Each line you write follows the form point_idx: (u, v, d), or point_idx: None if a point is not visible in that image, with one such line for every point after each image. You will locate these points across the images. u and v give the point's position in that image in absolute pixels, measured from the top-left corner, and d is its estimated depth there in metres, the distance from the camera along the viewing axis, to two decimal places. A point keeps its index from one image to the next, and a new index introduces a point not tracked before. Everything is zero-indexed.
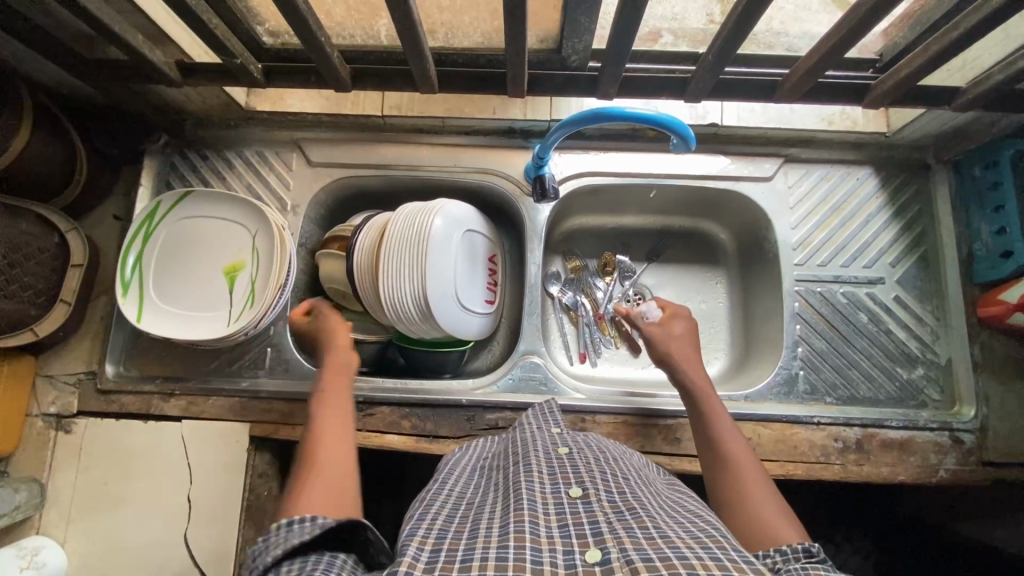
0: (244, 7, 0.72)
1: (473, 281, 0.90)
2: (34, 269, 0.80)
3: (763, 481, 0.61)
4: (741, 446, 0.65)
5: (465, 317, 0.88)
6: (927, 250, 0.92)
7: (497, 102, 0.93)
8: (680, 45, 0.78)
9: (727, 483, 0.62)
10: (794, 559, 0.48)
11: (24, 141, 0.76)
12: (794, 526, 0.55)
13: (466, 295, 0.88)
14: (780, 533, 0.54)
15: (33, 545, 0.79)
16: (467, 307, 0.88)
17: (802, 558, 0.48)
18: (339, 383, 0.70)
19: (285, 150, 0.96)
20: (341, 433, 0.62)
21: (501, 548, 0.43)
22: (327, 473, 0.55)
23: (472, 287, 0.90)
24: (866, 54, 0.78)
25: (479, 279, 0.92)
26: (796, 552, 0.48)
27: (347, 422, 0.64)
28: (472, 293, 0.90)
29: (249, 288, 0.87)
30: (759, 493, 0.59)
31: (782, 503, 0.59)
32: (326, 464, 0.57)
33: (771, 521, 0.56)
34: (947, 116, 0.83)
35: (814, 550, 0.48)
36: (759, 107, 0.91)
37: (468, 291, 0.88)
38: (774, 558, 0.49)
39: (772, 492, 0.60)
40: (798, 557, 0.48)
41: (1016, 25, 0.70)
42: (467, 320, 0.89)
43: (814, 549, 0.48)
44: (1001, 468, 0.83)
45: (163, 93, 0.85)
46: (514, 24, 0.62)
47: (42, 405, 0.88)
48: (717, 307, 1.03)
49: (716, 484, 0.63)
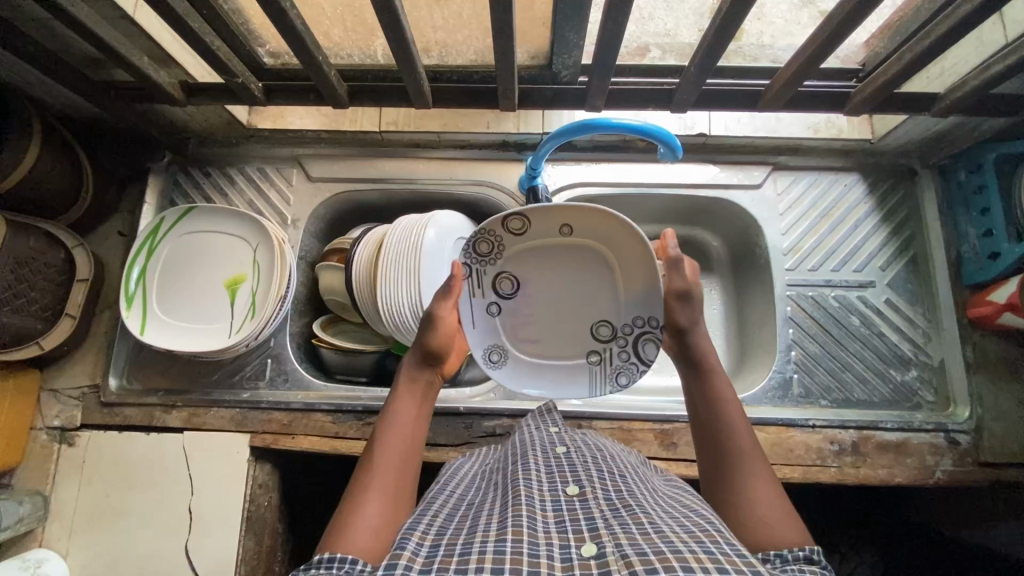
0: (246, 30, 0.74)
1: (567, 305, 0.71)
2: (41, 284, 0.82)
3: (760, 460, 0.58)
4: (736, 416, 0.61)
5: (555, 357, 0.73)
6: (916, 253, 0.93)
7: (491, 116, 0.96)
8: (668, 59, 0.81)
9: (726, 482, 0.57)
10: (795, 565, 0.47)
11: (23, 171, 0.78)
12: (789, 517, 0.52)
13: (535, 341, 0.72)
14: (773, 525, 0.52)
15: (36, 558, 0.80)
16: (579, 344, 0.72)
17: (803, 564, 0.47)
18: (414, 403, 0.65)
19: (286, 166, 0.98)
20: (394, 476, 0.57)
21: (499, 541, 0.44)
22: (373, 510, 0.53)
23: (653, 315, 0.67)
24: (849, 64, 0.80)
25: (552, 296, 0.71)
26: (797, 556, 0.47)
27: (409, 455, 0.60)
28: (548, 321, 0.72)
29: (249, 301, 0.89)
30: (754, 475, 0.57)
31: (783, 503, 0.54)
32: (382, 495, 0.55)
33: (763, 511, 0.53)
34: (930, 121, 0.85)
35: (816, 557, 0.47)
36: (746, 117, 0.94)
37: (585, 322, 0.71)
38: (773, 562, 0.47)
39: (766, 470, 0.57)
40: (798, 563, 0.47)
41: (990, 32, 0.73)
42: (549, 353, 0.73)
43: (815, 557, 0.47)
44: (997, 468, 0.83)
45: (167, 112, 0.88)
46: (503, 40, 0.65)
47: (46, 419, 0.89)
48: (712, 314, 1.05)
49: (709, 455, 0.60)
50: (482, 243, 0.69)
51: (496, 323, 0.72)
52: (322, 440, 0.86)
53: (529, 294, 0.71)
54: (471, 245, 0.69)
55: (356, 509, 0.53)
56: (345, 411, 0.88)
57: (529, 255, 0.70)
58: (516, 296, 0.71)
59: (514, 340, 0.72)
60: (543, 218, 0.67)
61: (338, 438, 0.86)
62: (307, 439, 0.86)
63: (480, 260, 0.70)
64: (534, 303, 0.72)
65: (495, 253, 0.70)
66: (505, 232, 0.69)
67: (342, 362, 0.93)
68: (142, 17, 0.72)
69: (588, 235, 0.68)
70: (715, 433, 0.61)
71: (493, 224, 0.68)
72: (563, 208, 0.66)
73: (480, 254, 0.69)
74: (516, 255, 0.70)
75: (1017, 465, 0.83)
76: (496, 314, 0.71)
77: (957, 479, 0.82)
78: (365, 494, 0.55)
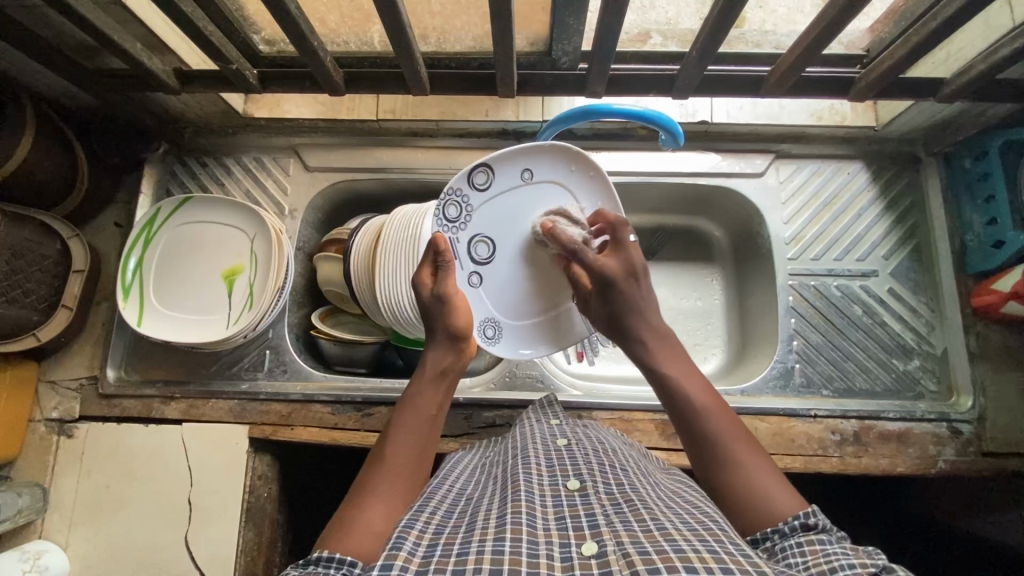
0: (240, 16, 0.73)
1: (541, 254, 0.78)
2: (37, 275, 0.81)
3: (732, 422, 0.59)
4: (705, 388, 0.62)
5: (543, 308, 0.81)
6: (920, 242, 0.92)
7: (490, 104, 0.94)
8: (669, 45, 0.79)
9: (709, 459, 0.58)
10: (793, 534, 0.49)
11: (9, 171, 0.77)
12: (780, 485, 0.53)
13: (521, 296, 0.79)
14: (767, 497, 0.52)
15: (35, 549, 0.80)
16: (559, 288, 0.80)
17: (800, 532, 0.49)
18: (429, 398, 0.65)
19: (283, 156, 0.97)
20: (403, 472, 0.57)
21: (498, 540, 0.43)
22: (385, 504, 0.54)
23: None
24: (853, 50, 0.79)
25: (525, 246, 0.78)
26: (793, 527, 0.49)
27: (420, 450, 0.60)
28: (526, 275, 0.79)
29: (247, 291, 0.89)
30: (738, 451, 0.57)
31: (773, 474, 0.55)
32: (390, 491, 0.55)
33: (753, 484, 0.54)
34: (935, 108, 0.84)
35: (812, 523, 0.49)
36: (748, 104, 0.92)
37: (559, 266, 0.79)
38: (773, 538, 0.50)
39: (747, 441, 0.58)
40: (796, 532, 0.49)
41: (998, 15, 0.71)
42: (532, 306, 0.80)
43: (812, 522, 0.49)
44: (1000, 458, 0.83)
45: (161, 101, 0.87)
46: (501, 26, 0.64)
47: (45, 410, 0.89)
48: (713, 303, 1.04)
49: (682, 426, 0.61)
50: (450, 208, 0.75)
51: (480, 292, 0.77)
52: (321, 431, 0.86)
53: (504, 252, 0.77)
54: (441, 212, 0.75)
55: (364, 503, 0.53)
56: (344, 402, 0.88)
57: (496, 210, 0.76)
58: (492, 256, 0.77)
59: (501, 306, 0.79)
60: (501, 169, 0.75)
61: (338, 429, 0.86)
62: (307, 431, 0.86)
63: (452, 226, 0.76)
64: (510, 259, 0.78)
65: (463, 218, 0.76)
66: (469, 190, 0.75)
67: (341, 353, 0.92)
68: (134, 4, 0.70)
69: (547, 177, 0.76)
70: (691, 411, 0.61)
71: (459, 184, 0.74)
72: (519, 152, 0.73)
73: (452, 218, 0.75)
74: (485, 213, 0.76)
75: (1020, 454, 0.83)
76: (479, 279, 0.77)
77: (959, 469, 0.82)
78: (377, 489, 0.55)
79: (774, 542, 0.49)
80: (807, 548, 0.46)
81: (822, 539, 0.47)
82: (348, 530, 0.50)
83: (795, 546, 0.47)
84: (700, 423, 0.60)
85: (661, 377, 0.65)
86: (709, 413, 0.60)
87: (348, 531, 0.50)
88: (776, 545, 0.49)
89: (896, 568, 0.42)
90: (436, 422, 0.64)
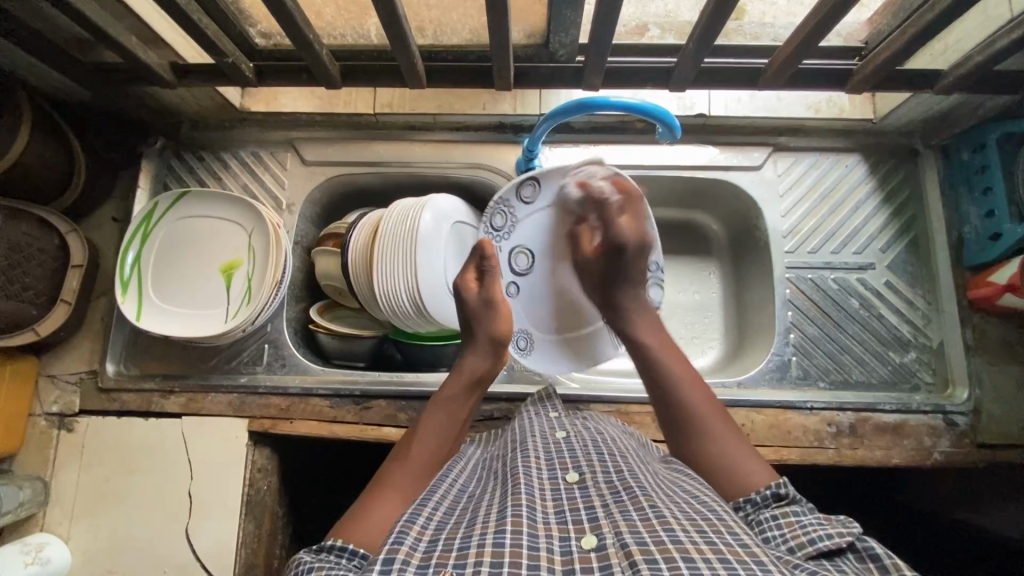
0: (236, 9, 0.73)
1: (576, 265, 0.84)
2: (35, 270, 0.81)
3: (704, 395, 0.61)
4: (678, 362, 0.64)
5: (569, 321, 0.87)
6: (918, 234, 0.92)
7: (488, 96, 0.94)
8: (667, 37, 0.79)
9: (683, 430, 0.59)
10: (765, 505, 0.51)
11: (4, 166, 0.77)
12: (753, 459, 0.56)
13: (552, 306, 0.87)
14: (742, 471, 0.55)
15: (38, 542, 0.80)
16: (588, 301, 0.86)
17: (772, 503, 0.51)
18: (456, 402, 0.67)
19: (279, 150, 0.97)
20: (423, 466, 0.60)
21: (498, 533, 0.44)
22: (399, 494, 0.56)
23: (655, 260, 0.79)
24: (851, 42, 0.78)
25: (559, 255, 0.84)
26: (766, 498, 0.51)
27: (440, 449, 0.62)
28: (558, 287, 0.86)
29: (245, 286, 0.89)
30: (708, 423, 0.59)
31: (742, 446, 0.57)
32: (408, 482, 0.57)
33: (722, 458, 0.56)
34: (932, 100, 0.84)
35: (783, 493, 0.51)
36: (747, 97, 0.92)
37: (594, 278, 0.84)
38: (746, 508, 0.52)
39: (721, 413, 0.60)
40: (768, 503, 0.51)
41: (995, 6, 0.71)
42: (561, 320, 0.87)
43: (783, 492, 0.51)
44: (994, 449, 0.83)
45: (157, 95, 0.87)
46: (497, 18, 0.64)
47: (45, 404, 0.89)
48: (711, 298, 1.04)
49: (663, 404, 0.61)
50: (498, 217, 0.83)
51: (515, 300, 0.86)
52: (320, 424, 0.87)
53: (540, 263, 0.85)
54: (489, 221, 0.84)
55: (381, 491, 0.56)
56: (342, 395, 0.88)
57: (537, 221, 0.83)
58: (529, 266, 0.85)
59: (531, 314, 0.87)
60: (547, 184, 0.80)
61: (337, 422, 0.87)
62: (306, 424, 0.87)
63: (498, 234, 0.84)
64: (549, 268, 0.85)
65: (508, 227, 0.84)
66: (515, 202, 0.82)
67: (337, 347, 0.92)
68: None
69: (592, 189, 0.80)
70: (666, 382, 0.62)
71: (508, 196, 0.82)
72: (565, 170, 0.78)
73: (497, 227, 0.83)
74: (528, 224, 0.83)
75: (1015, 446, 0.83)
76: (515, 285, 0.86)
77: (955, 460, 0.83)
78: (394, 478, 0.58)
79: (749, 515, 0.51)
80: (783, 520, 0.49)
81: (796, 510, 0.49)
82: (362, 515, 0.53)
83: (771, 519, 0.49)
84: (676, 397, 0.61)
85: (639, 345, 0.67)
86: (684, 384, 0.61)
87: (362, 518, 0.53)
88: (751, 514, 0.51)
89: (867, 537, 0.46)
90: (460, 428, 0.66)
